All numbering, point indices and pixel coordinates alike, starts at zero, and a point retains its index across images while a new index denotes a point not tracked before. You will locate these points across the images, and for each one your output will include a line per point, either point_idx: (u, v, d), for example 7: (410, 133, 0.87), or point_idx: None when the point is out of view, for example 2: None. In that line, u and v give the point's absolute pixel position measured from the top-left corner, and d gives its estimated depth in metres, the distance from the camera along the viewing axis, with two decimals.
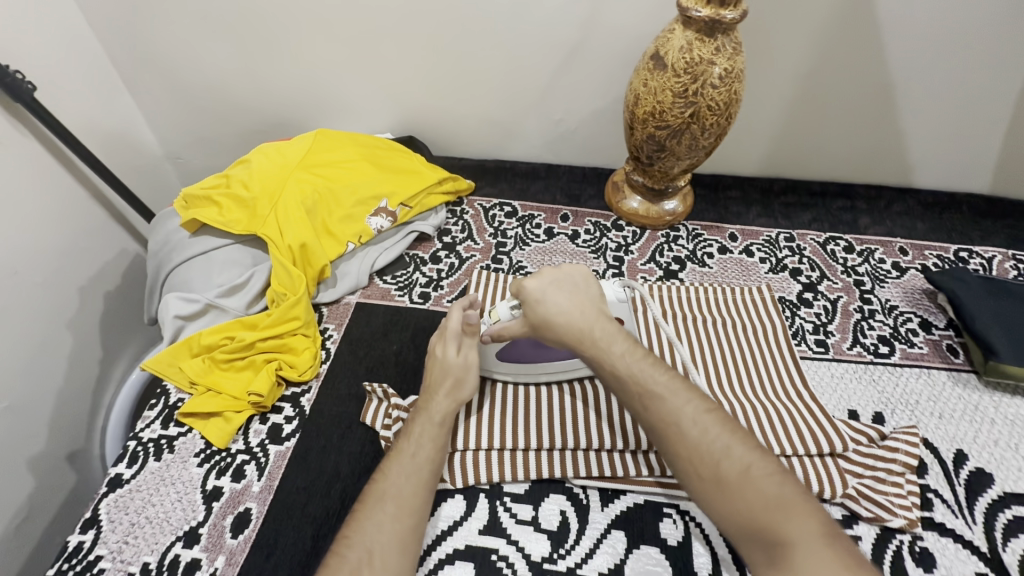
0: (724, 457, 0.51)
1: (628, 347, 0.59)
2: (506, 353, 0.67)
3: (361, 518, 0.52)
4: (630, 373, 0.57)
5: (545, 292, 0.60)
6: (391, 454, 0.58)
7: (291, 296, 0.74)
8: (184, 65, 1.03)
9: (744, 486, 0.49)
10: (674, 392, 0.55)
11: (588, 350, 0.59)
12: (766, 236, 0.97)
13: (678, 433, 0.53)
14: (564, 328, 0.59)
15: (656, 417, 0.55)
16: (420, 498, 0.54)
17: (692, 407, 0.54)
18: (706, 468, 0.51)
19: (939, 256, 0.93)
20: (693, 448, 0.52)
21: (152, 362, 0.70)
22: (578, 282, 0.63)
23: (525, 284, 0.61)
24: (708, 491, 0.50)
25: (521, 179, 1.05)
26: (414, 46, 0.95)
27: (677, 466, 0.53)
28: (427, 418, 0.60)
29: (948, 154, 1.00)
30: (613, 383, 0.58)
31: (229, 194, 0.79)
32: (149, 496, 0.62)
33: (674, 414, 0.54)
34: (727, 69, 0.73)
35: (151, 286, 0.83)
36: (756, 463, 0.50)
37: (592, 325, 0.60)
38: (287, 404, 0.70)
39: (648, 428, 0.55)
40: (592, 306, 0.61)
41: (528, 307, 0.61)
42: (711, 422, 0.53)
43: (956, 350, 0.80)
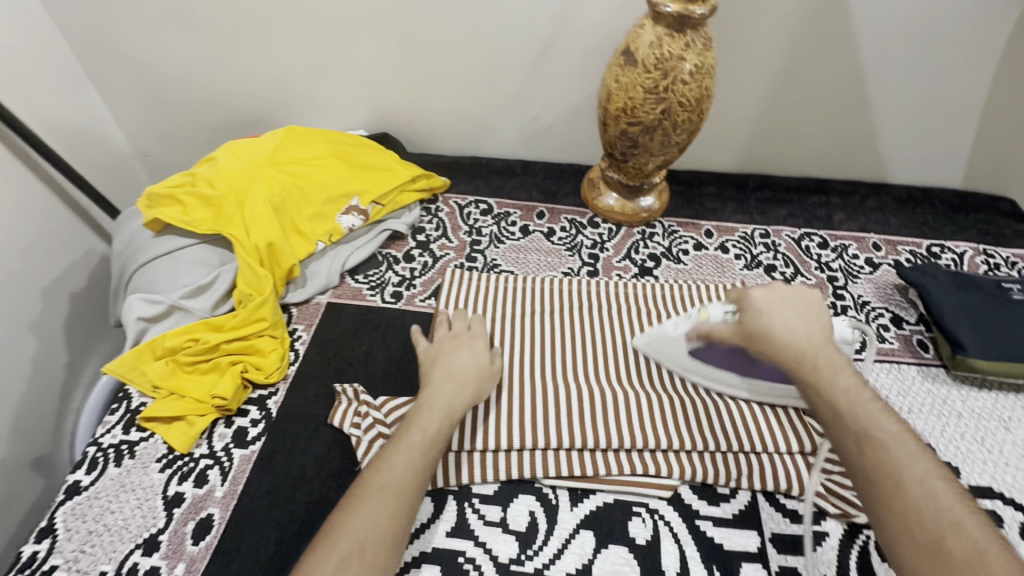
0: (952, 531, 0.42)
1: (852, 383, 0.54)
2: (700, 352, 0.67)
3: (355, 508, 0.49)
4: (846, 406, 0.53)
5: (772, 306, 0.61)
6: (396, 441, 0.55)
7: (257, 297, 0.73)
8: (151, 60, 1.01)
9: (970, 571, 0.40)
10: (902, 441, 0.49)
11: (805, 371, 0.56)
12: (741, 232, 0.97)
13: (895, 480, 0.47)
14: (784, 344, 0.58)
15: (870, 461, 0.49)
16: (417, 488, 0.52)
17: (922, 465, 0.47)
18: (924, 530, 0.43)
19: (911, 252, 0.94)
20: (909, 507, 0.45)
21: (113, 366, 0.68)
22: (809, 307, 0.61)
23: (751, 292, 0.62)
24: (926, 572, 0.42)
25: (497, 176, 1.04)
26: (386, 41, 0.93)
27: (884, 524, 0.46)
28: (445, 414, 0.57)
29: (921, 150, 1.01)
30: (831, 419, 0.53)
31: (194, 192, 0.78)
32: (108, 503, 0.60)
33: (896, 465, 0.47)
34: (697, 65, 0.72)
35: (115, 287, 0.81)
36: (992, 554, 0.40)
37: (813, 350, 0.58)
38: (253, 407, 0.69)
39: (855, 471, 0.49)
40: (821, 332, 0.59)
41: (746, 313, 0.61)
42: (945, 490, 0.45)
43: (926, 345, 0.81)
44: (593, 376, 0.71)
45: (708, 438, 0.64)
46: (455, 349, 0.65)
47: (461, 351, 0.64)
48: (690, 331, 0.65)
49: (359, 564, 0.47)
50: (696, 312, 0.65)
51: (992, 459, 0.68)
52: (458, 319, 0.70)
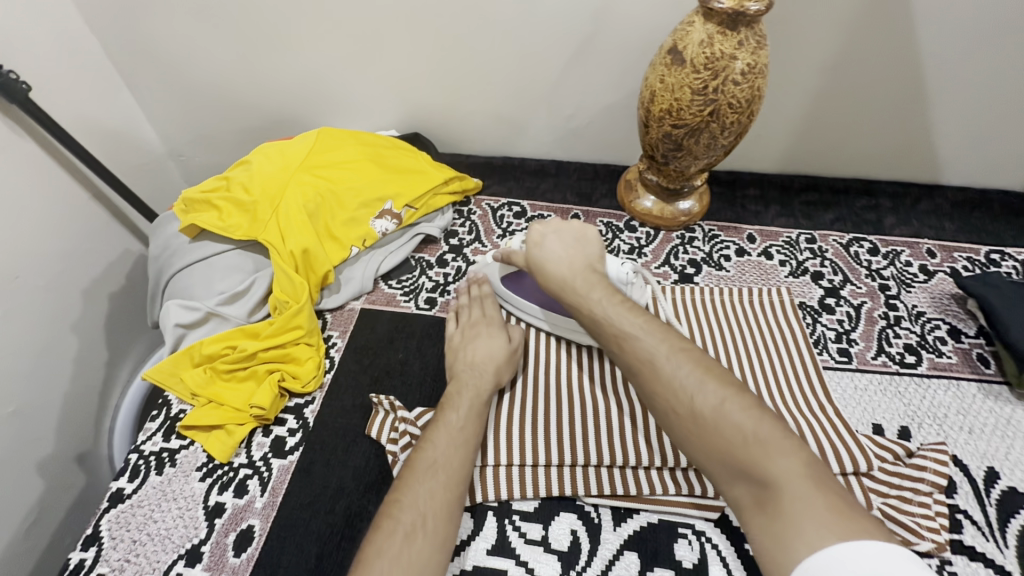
0: (698, 393, 0.49)
1: (607, 293, 0.61)
2: (512, 280, 0.76)
3: (410, 484, 0.53)
4: (607, 316, 0.59)
5: (545, 242, 0.68)
6: (435, 425, 0.59)
7: (294, 305, 0.72)
8: (184, 59, 1.00)
9: (718, 425, 0.47)
10: (649, 331, 0.56)
11: (569, 297, 0.62)
12: (785, 236, 0.93)
13: (652, 372, 0.53)
14: (551, 270, 0.65)
15: (634, 358, 0.55)
16: (462, 464, 0.56)
17: (667, 346, 0.54)
18: (680, 406, 0.50)
19: (969, 259, 0.89)
20: (665, 386, 0.51)
21: (153, 372, 0.68)
22: (578, 238, 0.68)
23: (532, 233, 0.70)
24: (691, 433, 0.49)
25: (530, 177, 1.01)
26: (420, 40, 0.91)
27: (657, 405, 0.52)
28: (473, 394, 0.62)
29: (982, 150, 0.95)
30: (595, 329, 0.60)
31: (230, 198, 0.77)
32: (151, 512, 0.61)
33: (649, 356, 0.54)
34: (750, 64, 0.68)
35: (152, 290, 0.81)
36: (729, 399, 0.48)
37: (576, 273, 0.64)
38: (290, 415, 0.69)
39: (625, 369, 0.56)
40: (581, 259, 0.65)
41: (529, 247, 0.69)
42: (686, 360, 0.52)
43: (987, 360, 0.77)
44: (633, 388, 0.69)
45: None
46: (474, 337, 0.69)
47: (482, 339, 0.68)
48: (495, 254, 0.76)
49: (424, 534, 0.50)
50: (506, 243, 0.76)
51: None
52: (475, 306, 0.75)
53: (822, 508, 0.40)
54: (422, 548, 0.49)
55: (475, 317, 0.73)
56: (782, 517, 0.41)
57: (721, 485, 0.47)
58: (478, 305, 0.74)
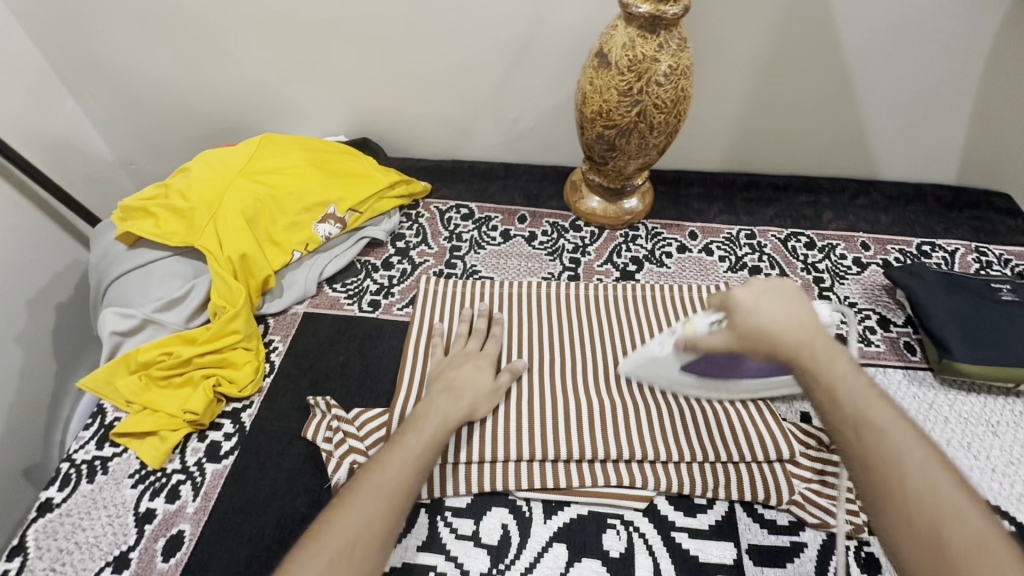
0: (954, 526, 0.37)
1: (850, 371, 0.48)
2: (690, 368, 0.63)
3: (347, 506, 0.49)
4: (842, 391, 0.47)
5: (761, 299, 0.53)
6: (393, 445, 0.56)
7: (231, 309, 0.72)
8: (129, 68, 1.00)
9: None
10: (902, 430, 0.43)
11: (794, 358, 0.50)
12: (726, 233, 0.95)
13: (895, 474, 0.41)
14: (776, 332, 0.51)
15: (870, 454, 0.43)
16: (409, 493, 0.52)
17: (925, 453, 0.41)
18: (923, 523, 0.38)
19: (901, 251, 0.92)
20: (912, 495, 0.40)
21: (87, 381, 0.68)
22: (797, 294, 0.54)
23: (735, 295, 0.54)
24: (916, 562, 0.38)
25: (479, 179, 1.03)
26: (362, 47, 0.93)
27: (878, 511, 0.41)
28: (440, 421, 0.58)
29: (913, 144, 0.99)
30: (824, 405, 0.47)
31: (167, 205, 0.78)
32: (80, 520, 0.60)
33: (896, 457, 0.42)
34: (673, 66, 0.70)
35: (92, 300, 0.81)
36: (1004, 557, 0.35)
37: (809, 339, 0.50)
38: (227, 420, 0.69)
39: (847, 454, 0.45)
40: (810, 318, 0.52)
41: (734, 311, 0.54)
42: (951, 483, 0.40)
43: (913, 348, 0.79)
44: (569, 386, 0.70)
45: (686, 448, 0.64)
46: (461, 365, 0.68)
47: (469, 367, 0.67)
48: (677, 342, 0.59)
49: (351, 563, 0.46)
50: (680, 324, 0.59)
51: (978, 465, 0.67)
52: (475, 338, 0.72)
53: None
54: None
55: (462, 349, 0.71)
56: None
57: None
58: (474, 339, 0.72)
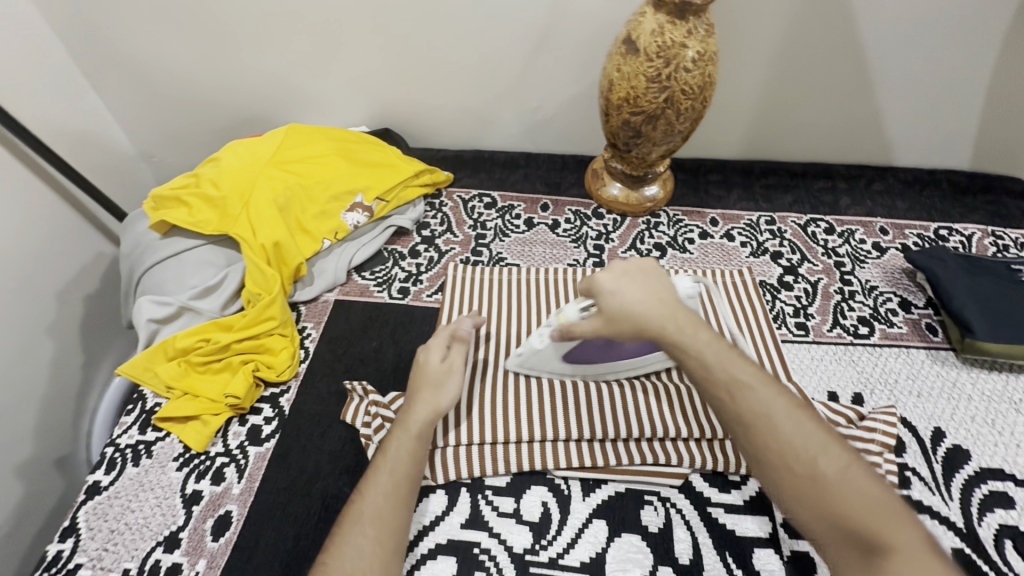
0: (819, 454, 0.47)
1: (711, 337, 0.56)
2: (573, 355, 0.65)
3: (340, 543, 0.50)
4: (713, 359, 0.54)
5: (621, 284, 0.59)
6: (371, 473, 0.56)
7: (267, 296, 0.73)
8: (150, 60, 1.00)
9: (842, 488, 0.44)
10: (763, 383, 0.52)
11: (670, 338, 0.56)
12: (746, 219, 0.96)
13: (768, 425, 0.49)
14: (642, 319, 0.57)
15: (744, 412, 0.50)
16: (398, 514, 0.53)
17: (782, 399, 0.51)
18: (798, 462, 0.46)
19: (919, 235, 0.94)
20: (782, 441, 0.48)
21: (127, 367, 0.69)
22: (652, 273, 0.60)
23: (598, 279, 0.59)
24: (797, 491, 0.46)
25: (500, 169, 1.03)
26: (385, 37, 0.93)
27: (762, 454, 0.48)
28: (405, 431, 0.57)
29: (929, 131, 1.00)
30: (693, 371, 0.54)
31: (199, 194, 0.78)
32: (128, 502, 0.61)
33: (763, 406, 0.50)
34: (700, 52, 0.71)
35: (125, 289, 0.81)
36: (853, 467, 0.46)
37: (672, 316, 0.57)
38: (266, 405, 0.70)
39: (728, 417, 0.51)
40: (670, 297, 0.58)
41: (601, 298, 0.59)
42: (803, 417, 0.49)
43: (935, 329, 0.81)
44: None
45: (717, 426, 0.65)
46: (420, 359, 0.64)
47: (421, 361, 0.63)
48: (553, 333, 0.62)
49: None
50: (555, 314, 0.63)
51: (1002, 440, 0.69)
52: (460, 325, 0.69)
53: None
54: None
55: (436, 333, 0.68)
56: None
57: (827, 549, 0.44)
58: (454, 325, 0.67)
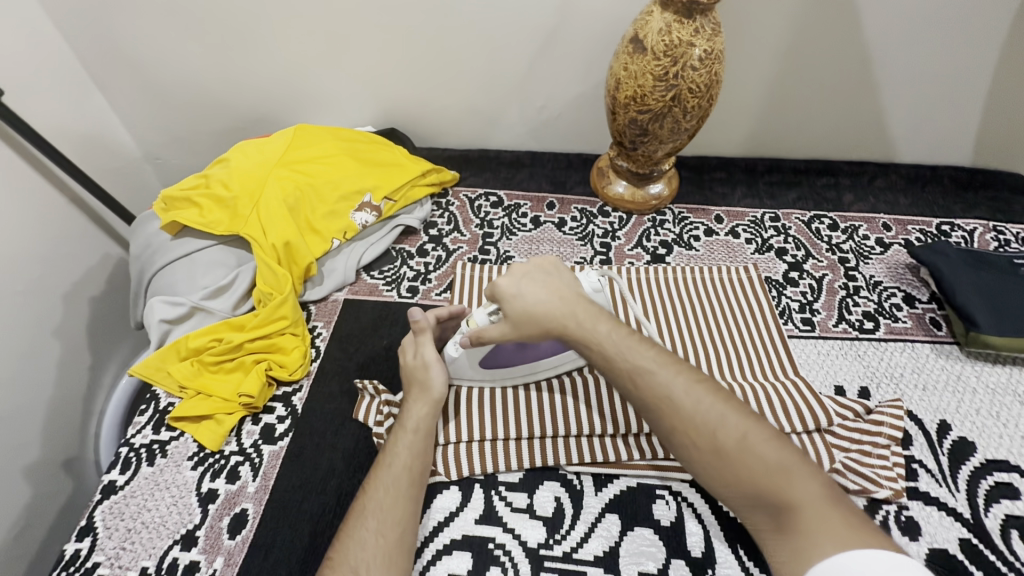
0: (720, 427, 0.51)
1: (612, 326, 0.60)
2: (488, 360, 0.65)
3: (346, 540, 0.52)
4: (615, 351, 0.58)
5: (521, 287, 0.60)
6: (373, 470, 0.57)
7: (278, 296, 0.74)
8: (156, 61, 1.00)
9: (744, 458, 0.49)
10: (662, 367, 0.56)
11: (574, 335, 0.59)
12: (751, 216, 0.97)
13: (672, 409, 0.53)
14: (547, 319, 0.59)
15: (651, 400, 0.54)
16: (405, 510, 0.54)
17: (683, 380, 0.55)
18: (704, 442, 0.51)
19: (922, 231, 0.94)
20: (688, 423, 0.52)
21: (140, 367, 0.69)
22: (551, 272, 0.62)
23: (499, 286, 0.60)
24: (710, 467, 0.51)
25: (506, 168, 1.04)
26: (392, 37, 0.94)
27: (676, 439, 0.53)
28: (412, 432, 0.59)
29: (931, 128, 1.01)
30: (604, 365, 0.58)
31: (209, 195, 0.79)
32: (144, 501, 0.62)
33: (666, 391, 0.54)
34: (707, 50, 0.72)
35: (135, 290, 0.82)
36: (752, 432, 0.50)
37: (573, 310, 0.60)
38: (279, 403, 0.70)
39: (641, 407, 0.56)
40: (569, 291, 0.61)
41: (506, 304, 0.60)
42: (702, 394, 0.54)
43: (939, 323, 0.82)
44: None
45: None
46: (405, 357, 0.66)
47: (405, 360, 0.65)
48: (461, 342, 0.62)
49: None
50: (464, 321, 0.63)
51: (1006, 432, 0.69)
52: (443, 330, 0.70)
53: (839, 526, 0.43)
54: None
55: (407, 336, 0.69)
56: (799, 535, 0.44)
57: (741, 512, 0.50)
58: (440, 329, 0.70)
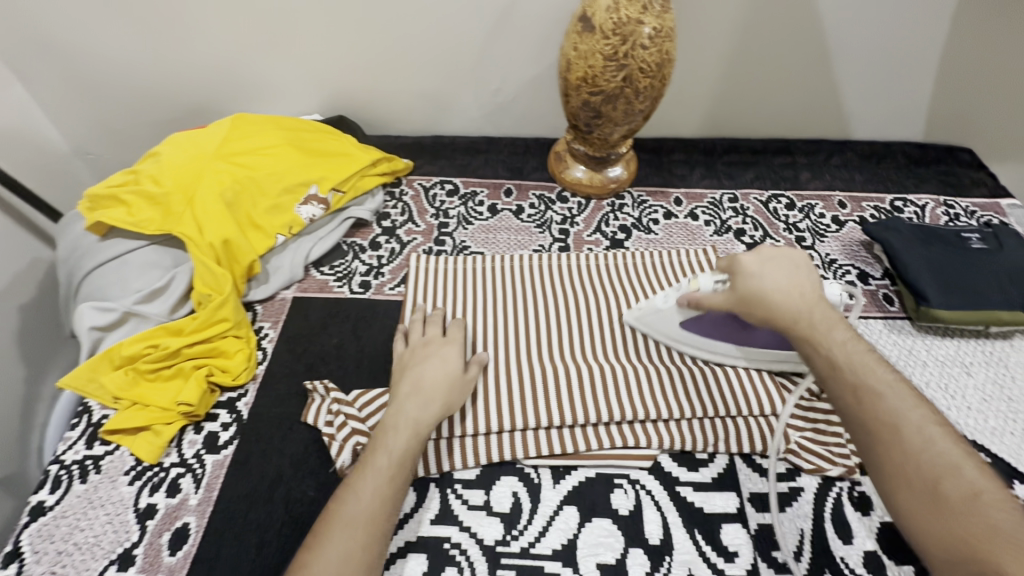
0: (947, 474, 0.43)
1: (850, 338, 0.54)
2: (693, 324, 0.68)
3: (323, 545, 0.48)
4: (845, 361, 0.53)
5: (763, 270, 0.60)
6: (363, 469, 0.54)
7: (218, 297, 0.70)
8: (79, 49, 0.93)
9: (965, 514, 0.41)
10: (897, 391, 0.49)
11: (803, 334, 0.56)
12: (709, 197, 0.96)
13: (894, 434, 0.47)
14: (780, 306, 0.58)
15: (867, 416, 0.49)
16: (386, 520, 0.51)
17: (921, 413, 0.47)
18: (919, 478, 0.44)
19: (876, 207, 0.95)
20: (909, 454, 0.45)
21: (69, 380, 0.65)
22: (800, 267, 0.61)
23: (740, 260, 0.62)
24: (914, 505, 0.44)
25: (462, 154, 1.00)
26: (333, 20, 0.89)
27: (882, 466, 0.47)
28: (411, 432, 0.56)
29: (884, 103, 1.02)
30: (827, 373, 0.53)
31: (139, 192, 0.74)
32: (76, 521, 0.58)
33: (892, 415, 0.48)
34: (657, 28, 0.70)
35: (65, 296, 0.77)
36: (989, 490, 0.42)
37: (808, 310, 0.57)
38: (222, 410, 0.67)
39: (849, 419, 0.50)
40: (810, 288, 0.59)
41: (739, 279, 0.61)
42: (941, 437, 0.46)
43: (891, 299, 0.83)
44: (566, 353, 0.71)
45: (684, 407, 0.66)
46: (425, 359, 0.63)
47: (429, 360, 0.63)
48: (679, 299, 0.66)
49: None
50: (688, 281, 0.66)
51: (955, 404, 0.71)
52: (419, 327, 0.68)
53: None
54: None
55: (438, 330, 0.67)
56: None
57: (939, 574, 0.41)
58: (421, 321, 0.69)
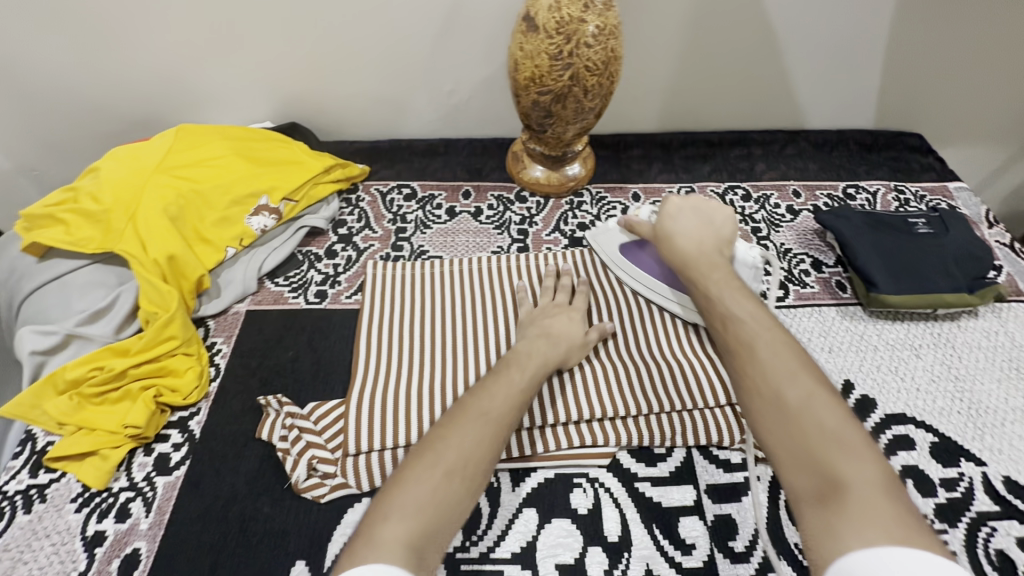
0: (790, 383, 0.50)
1: (727, 278, 0.64)
2: (629, 250, 0.80)
3: (459, 426, 0.52)
4: (718, 297, 0.62)
5: (676, 220, 0.72)
6: (495, 378, 0.59)
7: (164, 315, 0.68)
8: (14, 63, 0.90)
9: (801, 417, 0.47)
10: (755, 320, 0.57)
11: (692, 275, 0.66)
12: (667, 192, 0.97)
13: (749, 353, 0.54)
14: (683, 246, 0.69)
15: (731, 339, 0.57)
16: (512, 424, 0.55)
17: (773, 337, 0.55)
18: (767, 389, 0.51)
19: (829, 196, 0.97)
20: (759, 369, 0.52)
21: (9, 408, 0.63)
22: (710, 220, 0.72)
23: (669, 200, 0.74)
24: (766, 416, 0.50)
25: (419, 157, 0.99)
26: (278, 25, 0.87)
27: (739, 381, 0.53)
28: (542, 362, 0.63)
29: (836, 92, 1.03)
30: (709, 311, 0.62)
31: (78, 210, 0.72)
32: (20, 554, 0.57)
33: (749, 339, 0.55)
34: (600, 26, 0.70)
35: (5, 321, 0.74)
36: (819, 395, 0.49)
37: (701, 257, 0.67)
38: (174, 430, 0.66)
39: (719, 344, 0.58)
40: (712, 238, 0.69)
41: (660, 220, 0.74)
42: (788, 354, 0.52)
43: (843, 285, 0.84)
44: None
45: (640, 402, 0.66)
46: (552, 315, 0.70)
47: (562, 316, 0.70)
48: (620, 220, 0.81)
49: (462, 478, 0.49)
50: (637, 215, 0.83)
51: (905, 386, 0.73)
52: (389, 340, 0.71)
53: (886, 518, 0.40)
54: (456, 488, 0.48)
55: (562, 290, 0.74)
56: (840, 509, 0.41)
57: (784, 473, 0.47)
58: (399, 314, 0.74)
